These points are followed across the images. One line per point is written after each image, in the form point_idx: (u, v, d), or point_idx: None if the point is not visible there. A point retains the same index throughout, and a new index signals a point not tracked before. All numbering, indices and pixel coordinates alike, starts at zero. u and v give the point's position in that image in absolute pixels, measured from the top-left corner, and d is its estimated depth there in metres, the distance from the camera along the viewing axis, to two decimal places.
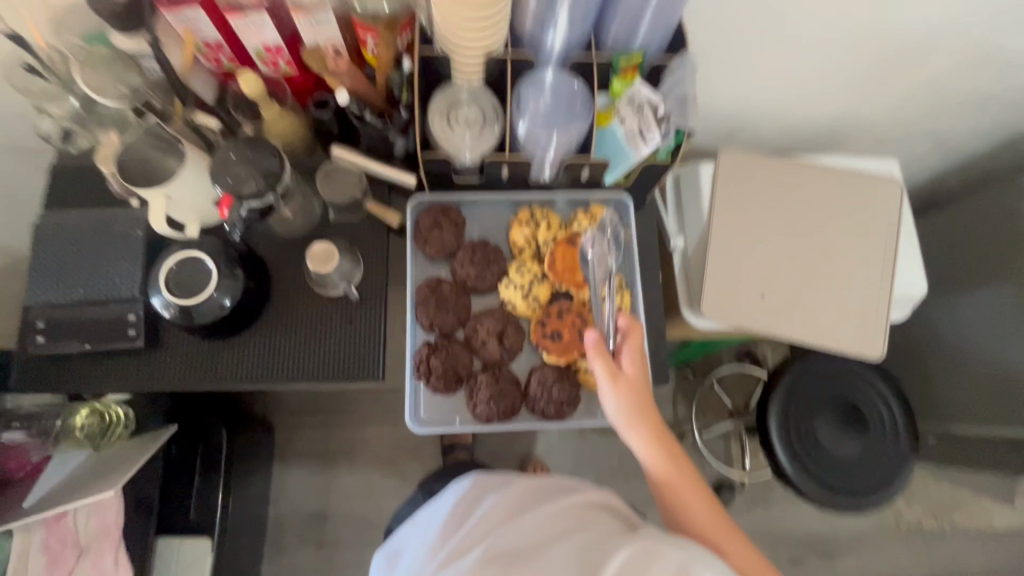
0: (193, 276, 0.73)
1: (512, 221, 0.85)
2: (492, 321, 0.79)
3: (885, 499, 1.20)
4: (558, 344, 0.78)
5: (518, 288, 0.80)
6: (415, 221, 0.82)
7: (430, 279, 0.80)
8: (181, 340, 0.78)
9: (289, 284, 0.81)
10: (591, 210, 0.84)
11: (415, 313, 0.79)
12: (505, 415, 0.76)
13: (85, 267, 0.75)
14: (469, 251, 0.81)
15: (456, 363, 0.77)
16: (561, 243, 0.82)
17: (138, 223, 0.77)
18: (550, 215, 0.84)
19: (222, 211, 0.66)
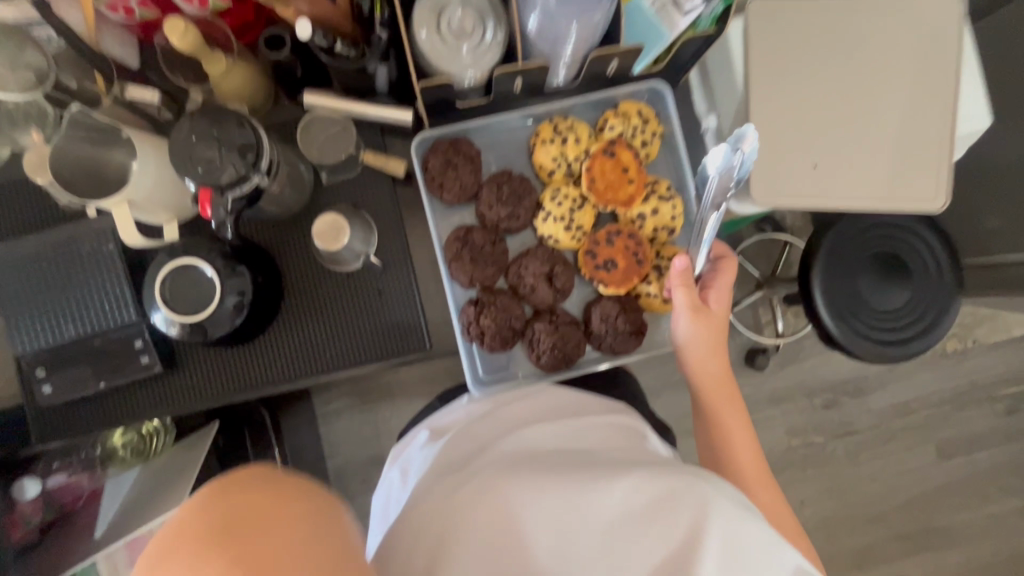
0: (192, 286, 0.63)
1: (533, 141, 0.72)
2: (537, 263, 0.70)
3: (907, 352, 1.15)
4: (614, 274, 0.70)
5: (559, 220, 0.70)
6: (423, 164, 0.70)
7: (458, 230, 0.70)
8: (201, 354, 0.70)
9: (301, 268, 0.71)
10: (622, 108, 0.71)
11: (449, 271, 0.70)
12: (571, 361, 0.70)
13: (64, 299, 0.65)
14: (494, 188, 0.70)
15: (508, 317, 0.69)
16: (596, 156, 0.70)
17: (106, 236, 0.65)
18: (576, 125, 0.71)
19: (206, 211, 0.54)
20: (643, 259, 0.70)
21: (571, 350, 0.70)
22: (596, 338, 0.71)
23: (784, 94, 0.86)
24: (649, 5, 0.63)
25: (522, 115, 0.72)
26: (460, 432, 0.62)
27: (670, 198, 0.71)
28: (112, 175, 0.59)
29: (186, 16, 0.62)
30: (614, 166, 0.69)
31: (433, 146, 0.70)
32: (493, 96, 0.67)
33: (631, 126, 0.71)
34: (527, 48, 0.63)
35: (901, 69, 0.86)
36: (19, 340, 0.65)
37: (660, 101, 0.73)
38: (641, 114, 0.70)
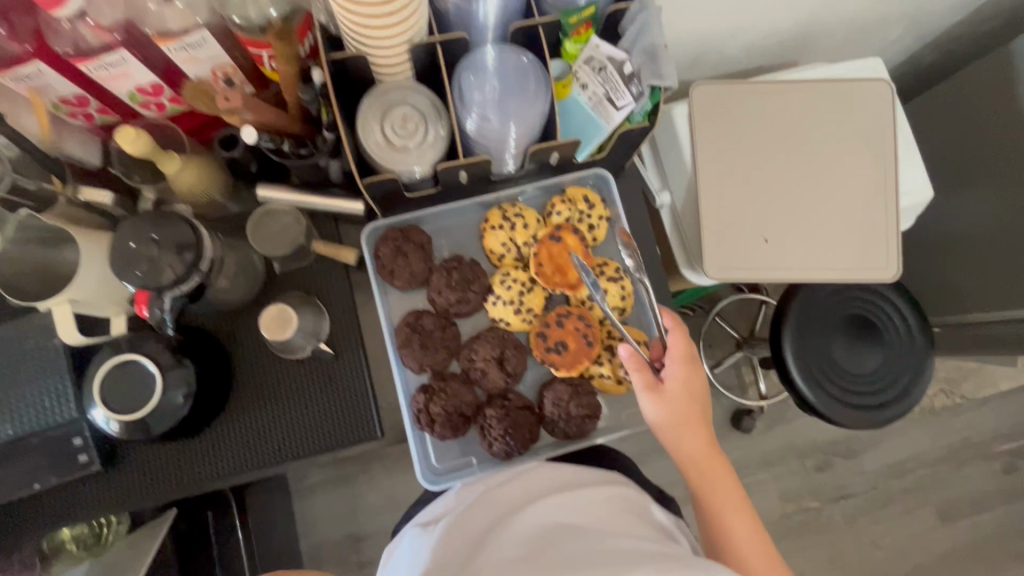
0: (133, 382, 0.62)
1: (483, 227, 0.74)
2: (487, 347, 0.70)
3: (897, 412, 1.14)
4: (564, 356, 0.70)
5: (508, 303, 0.71)
6: (375, 252, 0.71)
7: (409, 316, 0.70)
8: (145, 449, 0.68)
9: (251, 358, 0.70)
10: (568, 193, 0.73)
11: (400, 357, 0.70)
12: (525, 446, 0.69)
13: (4, 399, 0.64)
14: (444, 273, 0.71)
15: (460, 403, 0.69)
16: (543, 241, 0.72)
17: (53, 332, 0.65)
18: (524, 210, 0.73)
19: (141, 311, 0.54)
20: (593, 341, 0.70)
21: (523, 435, 0.68)
22: (548, 422, 0.70)
23: (732, 173, 0.89)
24: (585, 101, 0.67)
25: (472, 203, 0.74)
26: (450, 525, 0.60)
27: (618, 279, 0.72)
28: (58, 275, 0.60)
29: (144, 122, 0.66)
30: (561, 250, 0.71)
31: (384, 235, 0.72)
32: (442, 186, 0.68)
33: (578, 211, 0.73)
34: (469, 143, 0.65)
35: (841, 146, 0.90)
36: None
37: (606, 186, 0.75)
38: (586, 199, 0.72)
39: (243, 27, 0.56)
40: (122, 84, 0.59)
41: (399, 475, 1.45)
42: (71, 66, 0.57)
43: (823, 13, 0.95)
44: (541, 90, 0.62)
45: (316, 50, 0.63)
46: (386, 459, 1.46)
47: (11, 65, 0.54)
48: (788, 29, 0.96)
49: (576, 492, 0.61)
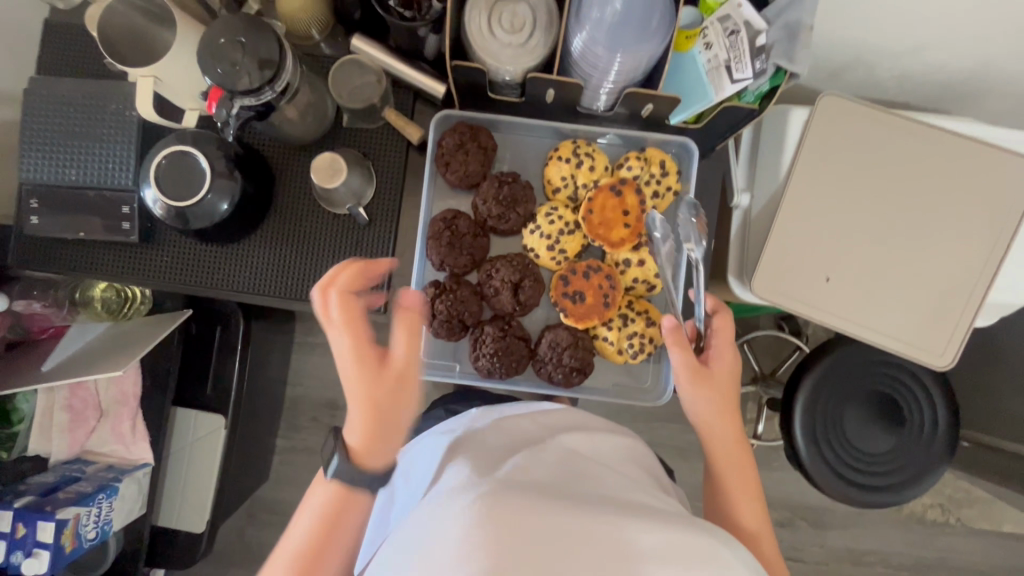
0: (185, 173, 0.65)
1: (550, 155, 0.73)
2: (509, 270, 0.70)
3: (914, 493, 1.10)
4: (576, 307, 0.71)
5: (544, 236, 0.71)
6: (439, 139, 0.71)
7: (446, 213, 0.71)
8: (176, 239, 0.73)
9: (294, 196, 0.72)
10: (647, 153, 0.71)
11: (426, 247, 0.71)
12: (507, 373, 0.70)
13: (75, 147, 0.68)
14: (495, 184, 0.70)
15: (464, 311, 0.70)
16: (602, 190, 0.70)
17: (131, 102, 0.69)
18: (595, 153, 0.72)
19: (210, 107, 0.58)
20: (609, 305, 0.71)
21: (511, 365, 0.70)
22: (536, 361, 0.71)
23: (822, 199, 0.83)
24: (703, 61, 0.62)
25: (549, 127, 0.72)
26: (466, 444, 0.59)
27: (659, 256, 0.72)
28: (155, 51, 0.62)
29: None
30: (616, 206, 0.70)
31: (453, 125, 0.71)
32: (526, 97, 0.67)
33: (649, 173, 0.71)
34: (568, 61, 0.62)
35: (953, 217, 0.82)
36: (24, 169, 0.69)
37: (687, 159, 0.72)
38: (661, 164, 0.70)
39: None
40: None
41: None
42: None
43: (1006, 66, 0.83)
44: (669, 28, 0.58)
45: None
46: None
47: None
48: (954, 71, 0.85)
49: (588, 438, 0.62)
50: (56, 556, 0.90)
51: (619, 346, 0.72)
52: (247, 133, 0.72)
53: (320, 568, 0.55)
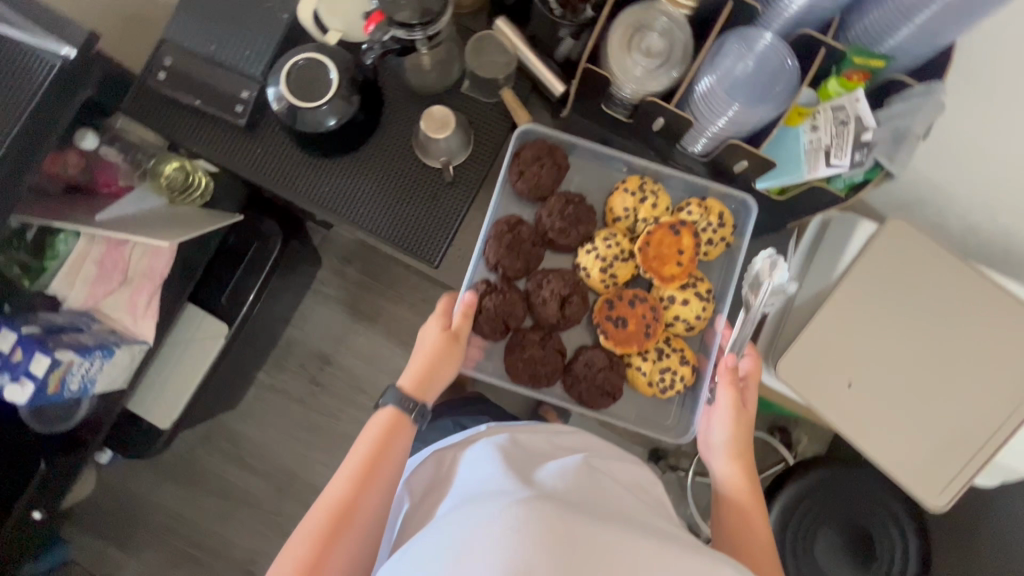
0: (315, 79, 0.69)
1: (618, 184, 0.76)
2: (559, 284, 0.74)
3: None
4: (618, 331, 0.74)
5: (598, 257, 0.74)
6: (517, 149, 0.75)
7: (511, 218, 0.75)
8: (275, 136, 0.77)
9: (395, 136, 0.77)
10: (708, 202, 0.74)
11: (484, 245, 0.76)
12: (539, 380, 0.76)
13: (224, 28, 0.74)
14: (561, 201, 0.75)
15: (509, 314, 0.74)
16: (662, 226, 0.73)
17: (287, 8, 0.74)
18: (662, 193, 0.75)
19: (368, 28, 0.65)
20: (649, 335, 0.74)
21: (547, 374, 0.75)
22: (570, 376, 0.76)
23: (865, 311, 0.85)
24: (806, 141, 0.66)
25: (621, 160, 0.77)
26: (491, 453, 0.61)
27: (705, 299, 0.75)
28: None
29: None
30: (673, 243, 0.72)
31: (532, 138, 0.75)
32: (635, 120, 0.71)
33: (707, 221, 0.74)
34: (688, 100, 0.67)
35: (987, 371, 0.83)
36: (174, 31, 0.75)
37: (743, 213, 0.75)
38: (721, 216, 0.72)
39: None
40: None
41: (393, 340, 1.54)
42: None
43: None
44: (794, 94, 0.62)
45: None
46: (393, 321, 1.55)
47: None
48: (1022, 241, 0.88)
49: (607, 465, 0.64)
50: (38, 393, 0.92)
51: (651, 378, 0.76)
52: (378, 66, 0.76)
53: (369, 485, 0.61)
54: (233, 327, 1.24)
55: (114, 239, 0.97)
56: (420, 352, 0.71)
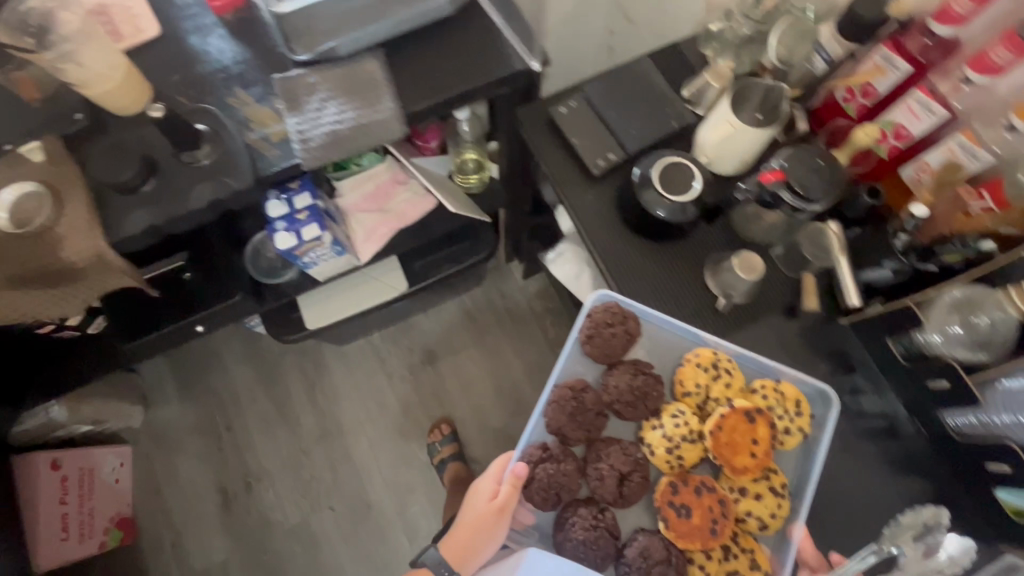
0: (680, 181, 0.83)
1: (686, 360, 0.80)
2: (620, 460, 0.77)
3: None
4: (681, 522, 0.73)
5: (665, 435, 0.76)
6: (591, 310, 0.81)
7: (576, 384, 0.80)
8: (607, 194, 0.90)
9: (694, 251, 0.86)
10: (782, 388, 0.78)
11: (546, 407, 0.80)
12: (597, 560, 0.74)
13: (627, 106, 0.91)
14: (630, 372, 0.78)
15: (563, 487, 0.77)
16: (736, 412, 0.74)
17: (679, 121, 0.90)
18: (733, 375, 0.78)
19: (766, 176, 0.78)
20: (714, 532, 0.73)
21: (597, 558, 0.74)
22: (621, 564, 0.75)
23: None
24: None
25: (695, 335, 0.81)
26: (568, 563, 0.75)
27: (779, 495, 0.75)
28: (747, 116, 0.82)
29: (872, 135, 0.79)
30: (747, 431, 0.73)
31: (606, 303, 0.81)
32: (916, 365, 0.75)
33: (782, 409, 0.76)
34: (986, 384, 0.69)
35: None
36: (591, 87, 0.93)
37: (823, 403, 0.80)
38: (797, 408, 0.76)
39: (1011, 185, 0.69)
40: (899, 115, 0.76)
41: None
42: (910, 85, 0.75)
43: None
44: None
45: (1007, 239, 0.71)
46: None
47: (896, 51, 0.75)
48: None
49: None
50: (292, 247, 1.08)
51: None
52: (721, 200, 0.87)
53: None
54: (408, 290, 1.41)
55: (398, 172, 1.22)
56: (468, 517, 0.80)
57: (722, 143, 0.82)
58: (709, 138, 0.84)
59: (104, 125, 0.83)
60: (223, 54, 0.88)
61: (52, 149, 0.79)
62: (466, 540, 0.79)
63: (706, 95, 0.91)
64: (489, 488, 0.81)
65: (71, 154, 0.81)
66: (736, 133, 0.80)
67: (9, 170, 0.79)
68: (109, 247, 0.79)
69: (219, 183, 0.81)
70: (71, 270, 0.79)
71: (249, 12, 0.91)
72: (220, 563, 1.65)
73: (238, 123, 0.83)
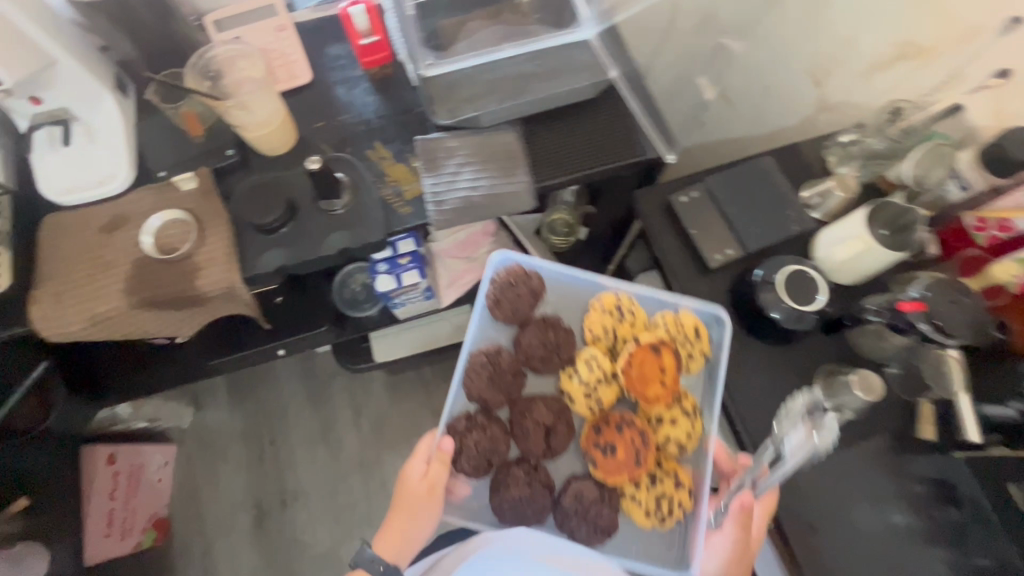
0: (803, 289, 0.82)
1: (591, 307, 0.91)
2: (544, 412, 0.86)
3: None
4: (607, 460, 0.83)
5: (583, 382, 0.86)
6: (493, 281, 0.92)
7: (489, 349, 0.90)
8: (717, 288, 0.91)
9: (804, 358, 0.85)
10: (682, 319, 0.87)
11: (467, 379, 0.88)
12: (535, 514, 0.82)
13: (748, 203, 0.92)
14: (541, 329, 0.90)
15: (491, 452, 0.85)
16: (640, 347, 0.85)
17: (799, 225, 0.90)
18: (636, 314, 0.90)
19: (906, 305, 0.73)
20: (639, 462, 0.83)
21: (534, 513, 0.82)
22: (559, 512, 0.83)
23: None
24: None
25: (596, 281, 0.95)
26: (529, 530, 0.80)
27: (689, 416, 0.84)
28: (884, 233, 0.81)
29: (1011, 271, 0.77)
30: (653, 363, 0.83)
31: (507, 266, 0.93)
32: None
33: (684, 338, 0.86)
34: None
35: None
36: (712, 180, 0.94)
37: (717, 327, 0.87)
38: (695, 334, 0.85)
39: None
40: None
41: None
42: None
43: None
44: None
45: None
46: None
47: None
48: None
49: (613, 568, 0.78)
50: (389, 290, 1.10)
51: (648, 508, 0.83)
52: (843, 309, 0.84)
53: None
54: None
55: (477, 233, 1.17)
56: (404, 488, 0.81)
57: (852, 257, 0.82)
58: (839, 250, 0.84)
59: (251, 163, 0.87)
60: (366, 108, 0.92)
61: (201, 181, 0.84)
62: (401, 530, 0.80)
63: (828, 203, 0.92)
64: (420, 468, 0.81)
65: (218, 187, 0.85)
66: (872, 249, 0.80)
67: (161, 196, 0.84)
68: (242, 282, 0.82)
69: (349, 233, 0.83)
70: (202, 299, 0.82)
71: (395, 71, 0.95)
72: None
73: (376, 178, 0.87)
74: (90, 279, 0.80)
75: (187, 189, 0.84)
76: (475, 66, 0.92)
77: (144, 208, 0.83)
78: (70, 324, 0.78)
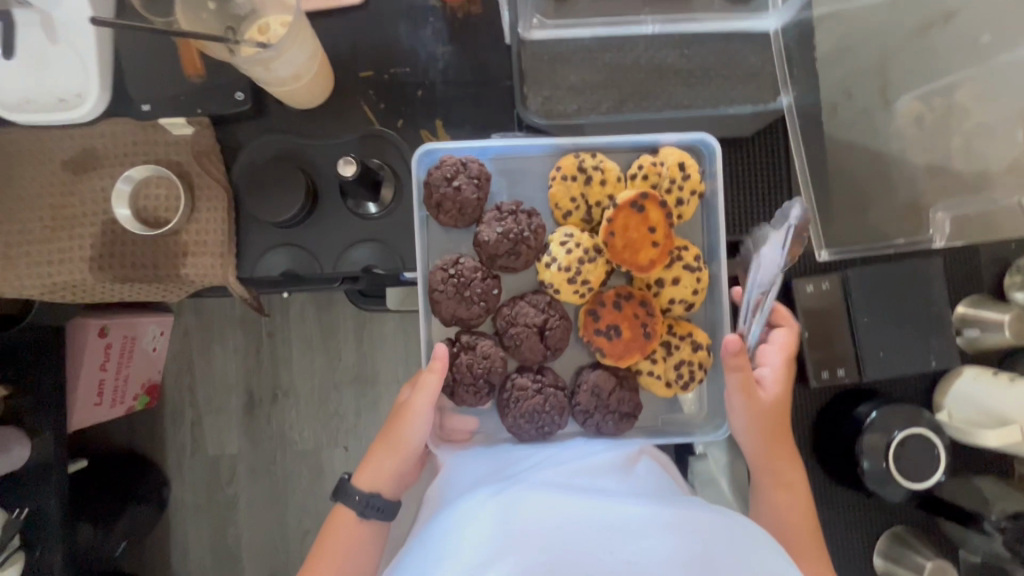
0: (921, 456, 0.66)
1: (552, 175, 0.64)
2: (532, 311, 0.63)
3: None
4: (615, 344, 0.63)
5: (562, 267, 0.62)
6: (426, 181, 0.62)
7: (447, 261, 0.63)
8: (804, 403, 0.74)
9: (871, 515, 0.72)
10: (661, 156, 0.64)
11: (432, 306, 0.63)
12: (558, 412, 0.63)
13: (887, 311, 0.71)
14: (497, 212, 0.63)
15: (487, 367, 0.63)
16: (621, 207, 0.61)
17: (941, 359, 0.70)
18: (603, 168, 0.63)
19: None
20: (650, 336, 0.64)
21: (552, 419, 0.63)
22: (577, 412, 0.65)
23: None
24: None
25: (550, 144, 0.64)
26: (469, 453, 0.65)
27: (697, 268, 0.64)
28: None
29: None
30: (640, 222, 0.61)
31: (440, 161, 0.62)
32: None
33: (669, 180, 0.63)
34: None
35: None
36: (851, 268, 0.72)
37: (707, 163, 0.65)
38: (684, 171, 0.62)
39: None
40: None
41: None
42: None
43: None
44: None
45: None
46: None
47: None
48: None
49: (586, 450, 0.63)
50: None
51: (669, 380, 0.66)
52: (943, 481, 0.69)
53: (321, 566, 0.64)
54: None
55: None
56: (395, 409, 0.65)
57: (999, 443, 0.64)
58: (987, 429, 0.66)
59: (267, 114, 0.66)
60: (432, 63, 0.67)
61: (202, 135, 0.64)
62: (387, 462, 0.65)
63: (986, 338, 0.71)
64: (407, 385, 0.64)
65: (221, 144, 0.66)
66: None
67: (145, 141, 0.64)
68: (237, 280, 0.65)
69: (381, 247, 0.65)
70: (187, 285, 0.65)
71: (483, 14, 0.67)
72: (230, 460, 1.35)
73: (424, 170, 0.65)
74: (50, 233, 0.63)
75: (179, 136, 0.64)
76: (595, 38, 0.67)
77: (121, 151, 0.64)
78: (25, 286, 0.64)
